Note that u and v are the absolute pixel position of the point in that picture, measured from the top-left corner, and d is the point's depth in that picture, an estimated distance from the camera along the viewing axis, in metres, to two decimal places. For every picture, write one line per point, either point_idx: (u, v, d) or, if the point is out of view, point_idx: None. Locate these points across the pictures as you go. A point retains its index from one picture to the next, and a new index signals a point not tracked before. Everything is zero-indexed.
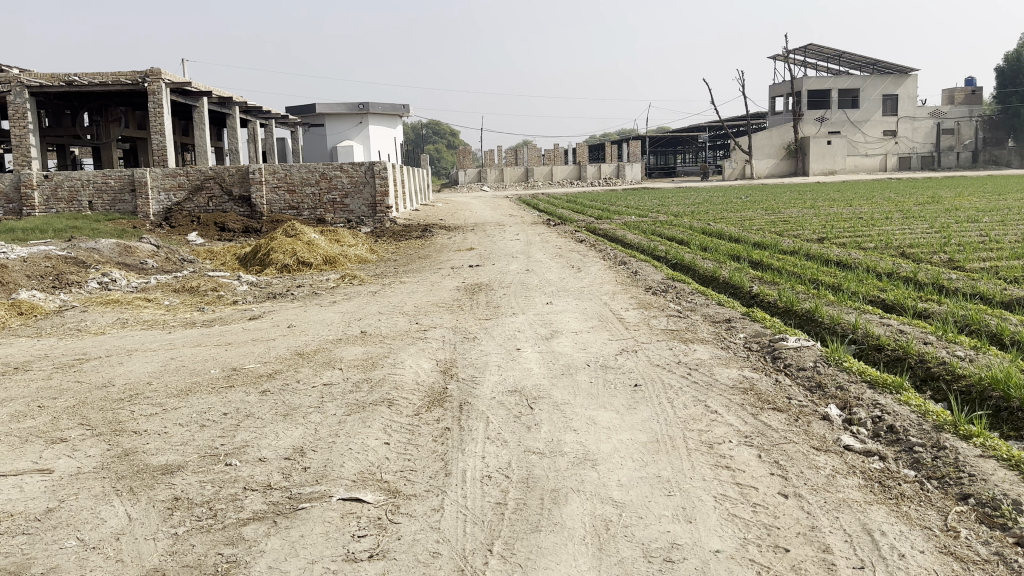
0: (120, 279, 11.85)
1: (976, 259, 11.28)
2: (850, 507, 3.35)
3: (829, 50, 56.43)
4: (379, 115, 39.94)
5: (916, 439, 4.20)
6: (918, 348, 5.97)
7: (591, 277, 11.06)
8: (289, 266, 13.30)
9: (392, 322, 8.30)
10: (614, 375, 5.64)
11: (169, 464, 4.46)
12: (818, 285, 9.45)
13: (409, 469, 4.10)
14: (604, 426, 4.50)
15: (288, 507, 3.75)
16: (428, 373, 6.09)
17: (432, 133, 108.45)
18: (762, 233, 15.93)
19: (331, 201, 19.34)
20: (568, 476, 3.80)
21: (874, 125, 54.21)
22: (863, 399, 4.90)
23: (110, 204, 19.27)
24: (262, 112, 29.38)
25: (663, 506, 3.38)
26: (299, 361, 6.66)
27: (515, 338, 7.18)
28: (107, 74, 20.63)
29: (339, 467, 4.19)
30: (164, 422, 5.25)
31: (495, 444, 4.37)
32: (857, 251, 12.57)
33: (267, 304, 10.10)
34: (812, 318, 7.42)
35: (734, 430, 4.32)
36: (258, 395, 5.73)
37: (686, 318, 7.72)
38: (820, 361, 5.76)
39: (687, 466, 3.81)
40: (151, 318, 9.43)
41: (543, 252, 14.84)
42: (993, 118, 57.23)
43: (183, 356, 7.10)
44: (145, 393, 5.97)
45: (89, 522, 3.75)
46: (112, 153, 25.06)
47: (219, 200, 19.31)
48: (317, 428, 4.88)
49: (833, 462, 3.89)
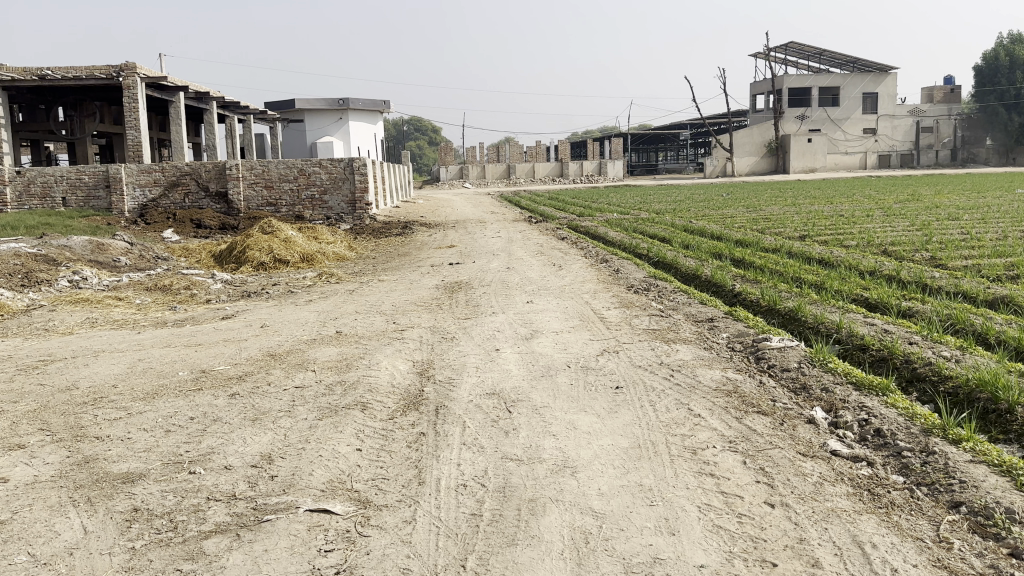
0: (91, 277, 11.58)
1: (958, 256, 11.28)
2: (839, 517, 3.22)
3: (808, 49, 56.75)
4: (360, 111, 39.62)
5: (904, 443, 4.09)
6: (904, 348, 5.87)
7: (572, 275, 10.92)
8: (265, 264, 13.08)
9: (369, 321, 8.11)
10: (595, 376, 5.50)
11: (130, 472, 4.26)
12: (800, 283, 9.36)
13: (381, 477, 3.94)
14: (583, 431, 4.35)
15: (253, 518, 3.57)
16: (404, 375, 5.93)
17: (414, 129, 107.95)
18: (744, 231, 15.88)
19: (310, 198, 19.11)
20: (547, 484, 3.65)
21: (855, 123, 54.56)
22: (849, 401, 4.80)
23: (84, 201, 18.90)
24: (241, 107, 29.02)
25: (645, 517, 3.23)
26: (271, 362, 6.47)
27: (494, 338, 7.03)
28: (80, 67, 20.21)
29: (307, 475, 4.01)
30: (127, 427, 5.03)
31: (471, 450, 4.21)
32: (838, 249, 12.54)
33: (241, 303, 9.89)
34: (795, 318, 7.32)
35: (718, 435, 4.19)
36: (228, 398, 5.54)
37: (668, 317, 7.60)
38: (804, 362, 5.65)
39: (669, 474, 3.67)
40: (121, 318, 9.17)
41: (525, 249, 14.68)
42: (972, 116, 57.74)
43: (152, 357, 6.87)
44: (109, 396, 5.75)
45: (41, 536, 3.54)
46: (87, 149, 24.60)
47: (195, 196, 18.97)
48: (287, 434, 4.70)
49: (820, 468, 3.77)
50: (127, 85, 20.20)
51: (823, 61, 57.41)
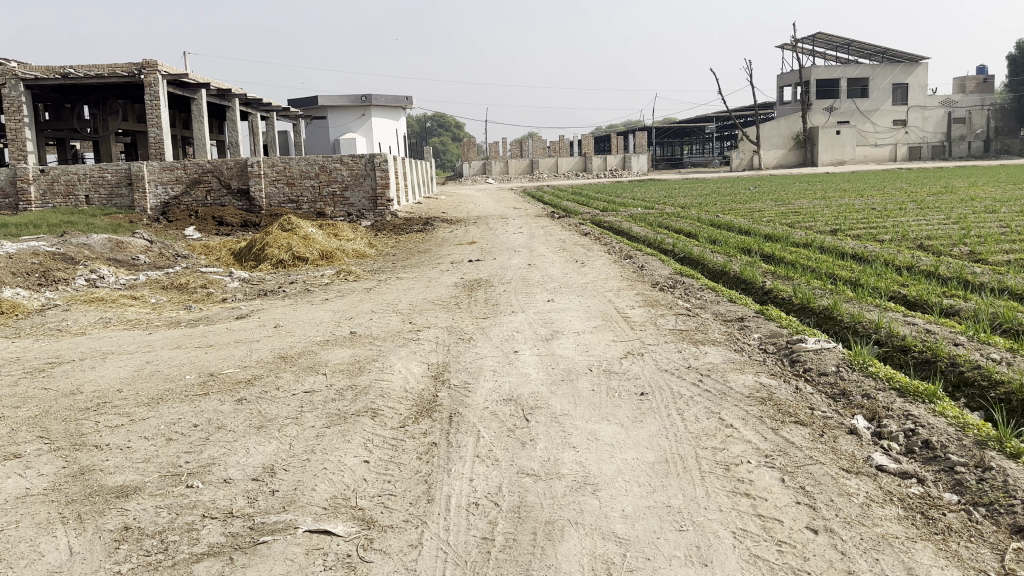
0: (108, 276, 11.44)
1: (998, 251, 10.84)
2: (892, 546, 2.89)
3: (836, 39, 55.62)
4: (382, 107, 39.44)
5: (956, 458, 3.74)
6: (949, 350, 5.49)
7: (595, 272, 10.59)
8: (284, 261, 12.91)
9: (385, 322, 7.85)
10: (619, 382, 5.17)
11: (125, 486, 4.02)
12: (835, 280, 8.98)
13: (388, 494, 3.66)
14: (606, 443, 4.04)
15: (248, 540, 3.31)
16: (418, 379, 5.66)
17: (436, 125, 107.71)
18: (772, 225, 15.48)
19: (330, 195, 18.89)
20: (566, 505, 3.35)
21: (884, 115, 53.52)
22: (893, 409, 4.45)
23: (106, 198, 18.86)
24: (263, 104, 28.95)
25: (674, 544, 2.93)
26: (282, 365, 6.23)
27: (513, 339, 6.73)
28: (103, 65, 20.13)
29: (310, 491, 3.75)
30: (128, 435, 4.81)
31: (485, 463, 3.91)
32: (872, 244, 12.08)
33: (257, 302, 9.68)
34: (830, 316, 6.96)
35: (753, 448, 3.87)
36: (233, 404, 5.30)
37: (695, 317, 7.25)
38: (843, 365, 5.30)
39: (700, 493, 3.35)
40: (135, 318, 9.00)
41: (546, 245, 14.36)
42: (1006, 107, 56.28)
43: (160, 360, 6.66)
44: (113, 401, 5.54)
45: (24, 557, 3.31)
46: (111, 147, 24.59)
47: (216, 193, 18.87)
48: (292, 444, 4.44)
49: (867, 487, 3.43)
50: (148, 82, 20.15)
51: (851, 51, 56.25)
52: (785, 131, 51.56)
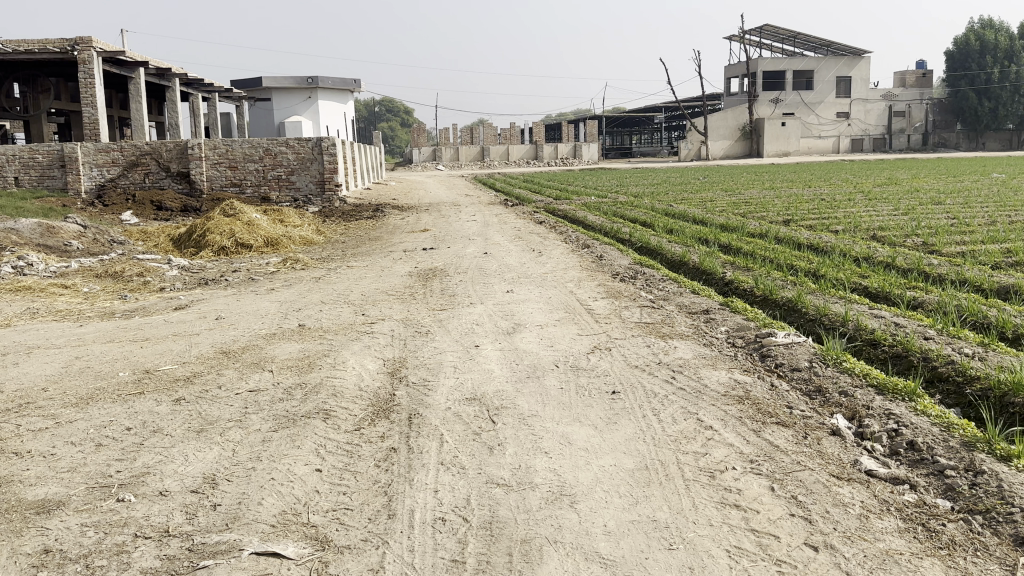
0: (37, 263, 10.72)
1: (950, 241, 10.93)
2: (898, 565, 2.67)
3: (783, 32, 56.38)
4: (330, 90, 38.50)
5: (944, 460, 3.56)
6: (920, 344, 5.36)
7: (553, 262, 10.32)
8: (227, 248, 12.33)
9: (335, 313, 7.46)
10: (588, 379, 4.90)
11: (47, 500, 3.59)
12: (795, 271, 8.88)
13: (344, 508, 3.32)
14: (580, 448, 3.77)
15: (185, 564, 2.94)
16: (373, 376, 5.30)
17: (385, 111, 106.46)
18: (726, 214, 15.43)
19: (276, 178, 18.26)
20: (543, 520, 3.06)
21: (827, 107, 54.54)
22: (872, 407, 4.27)
23: (37, 180, 17.85)
24: (206, 85, 27.89)
25: (665, 565, 2.68)
26: (224, 361, 5.80)
27: (473, 332, 6.41)
28: (32, 40, 18.99)
29: (256, 506, 3.38)
30: (53, 441, 4.35)
31: (451, 472, 3.60)
32: (827, 234, 12.08)
33: (197, 292, 9.16)
34: (795, 309, 6.81)
35: (736, 452, 3.64)
36: (171, 405, 4.87)
37: (659, 308, 7.04)
38: (816, 360, 5.11)
39: (688, 505, 3.10)
40: (65, 308, 8.40)
41: (501, 234, 14.05)
42: (943, 101, 57.66)
43: (91, 355, 6.16)
44: (38, 402, 5.05)
45: None
46: (42, 128, 23.35)
47: (155, 176, 18.03)
48: (236, 450, 4.06)
49: (861, 496, 3.22)
50: (82, 59, 19.07)
51: (798, 44, 57.06)
52: (732, 122, 52.07)
